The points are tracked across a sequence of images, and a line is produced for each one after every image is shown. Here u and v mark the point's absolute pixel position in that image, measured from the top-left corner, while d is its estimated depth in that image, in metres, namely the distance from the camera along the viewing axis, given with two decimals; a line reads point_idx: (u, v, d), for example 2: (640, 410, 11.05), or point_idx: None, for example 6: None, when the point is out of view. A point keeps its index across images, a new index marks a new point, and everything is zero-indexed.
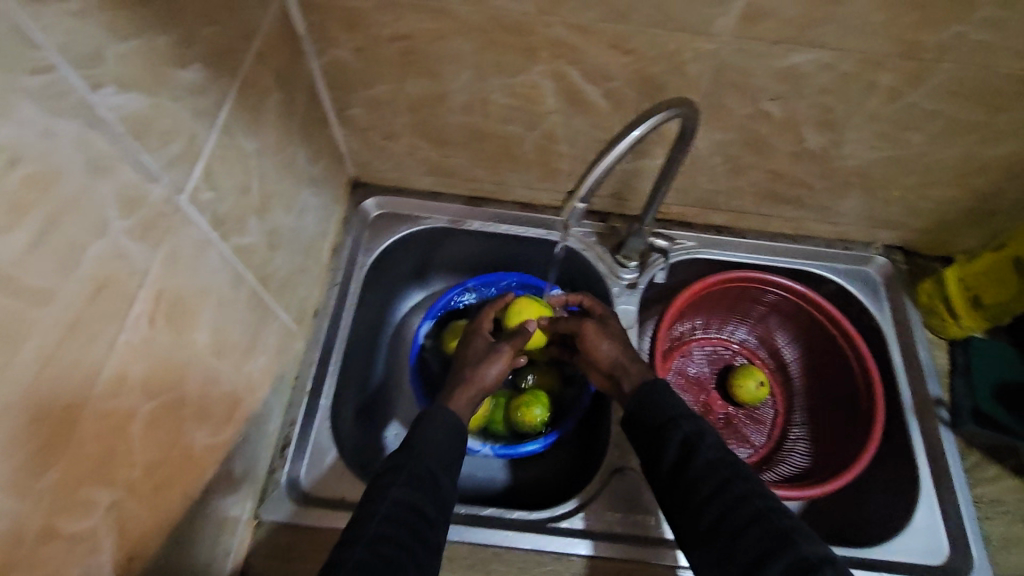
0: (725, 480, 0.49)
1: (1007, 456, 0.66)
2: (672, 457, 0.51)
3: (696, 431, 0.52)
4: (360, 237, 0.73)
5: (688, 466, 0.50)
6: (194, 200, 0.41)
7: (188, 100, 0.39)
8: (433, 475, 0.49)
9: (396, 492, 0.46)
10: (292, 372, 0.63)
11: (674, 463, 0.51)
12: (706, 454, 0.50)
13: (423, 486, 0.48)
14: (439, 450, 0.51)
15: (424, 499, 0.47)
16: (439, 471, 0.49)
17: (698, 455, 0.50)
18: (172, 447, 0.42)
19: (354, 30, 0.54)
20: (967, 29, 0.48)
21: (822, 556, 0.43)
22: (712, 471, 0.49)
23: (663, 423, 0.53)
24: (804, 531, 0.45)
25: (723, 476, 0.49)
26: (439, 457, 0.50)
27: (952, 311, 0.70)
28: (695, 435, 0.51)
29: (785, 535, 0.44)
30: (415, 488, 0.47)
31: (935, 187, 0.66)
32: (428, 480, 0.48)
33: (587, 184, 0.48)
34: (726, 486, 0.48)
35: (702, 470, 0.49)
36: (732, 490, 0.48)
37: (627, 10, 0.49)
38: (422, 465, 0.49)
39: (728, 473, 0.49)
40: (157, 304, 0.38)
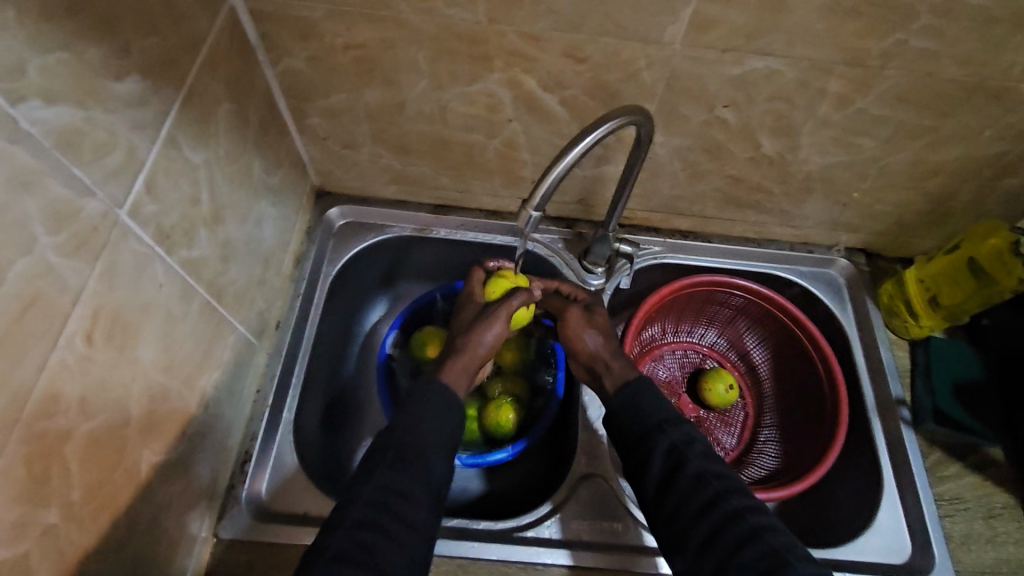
0: (715, 495, 0.49)
1: (967, 453, 0.67)
2: (660, 469, 0.51)
3: (682, 440, 0.52)
4: (324, 247, 0.72)
5: (676, 479, 0.50)
6: (136, 213, 0.41)
7: (125, 113, 0.38)
8: (424, 455, 0.49)
9: (385, 475, 0.47)
10: (252, 387, 0.62)
11: (663, 477, 0.51)
12: (696, 467, 0.50)
13: (411, 468, 0.48)
14: (435, 428, 0.50)
15: (411, 483, 0.47)
16: (432, 451, 0.49)
17: (687, 468, 0.50)
18: (115, 467, 0.41)
19: (307, 40, 0.54)
20: (908, 36, 0.49)
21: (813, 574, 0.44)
22: (701, 486, 0.49)
23: (649, 432, 0.53)
24: (796, 549, 0.46)
25: (713, 491, 0.49)
26: (434, 434, 0.50)
27: (911, 312, 0.71)
28: (681, 442, 0.52)
29: (778, 554, 0.45)
30: (404, 473, 0.47)
31: (890, 190, 0.67)
32: (419, 462, 0.48)
33: (540, 193, 0.47)
34: (717, 502, 0.48)
35: (690, 484, 0.50)
36: (723, 506, 0.48)
37: (578, 20, 0.49)
38: (415, 446, 0.49)
39: (718, 488, 0.49)
40: (95, 321, 0.37)
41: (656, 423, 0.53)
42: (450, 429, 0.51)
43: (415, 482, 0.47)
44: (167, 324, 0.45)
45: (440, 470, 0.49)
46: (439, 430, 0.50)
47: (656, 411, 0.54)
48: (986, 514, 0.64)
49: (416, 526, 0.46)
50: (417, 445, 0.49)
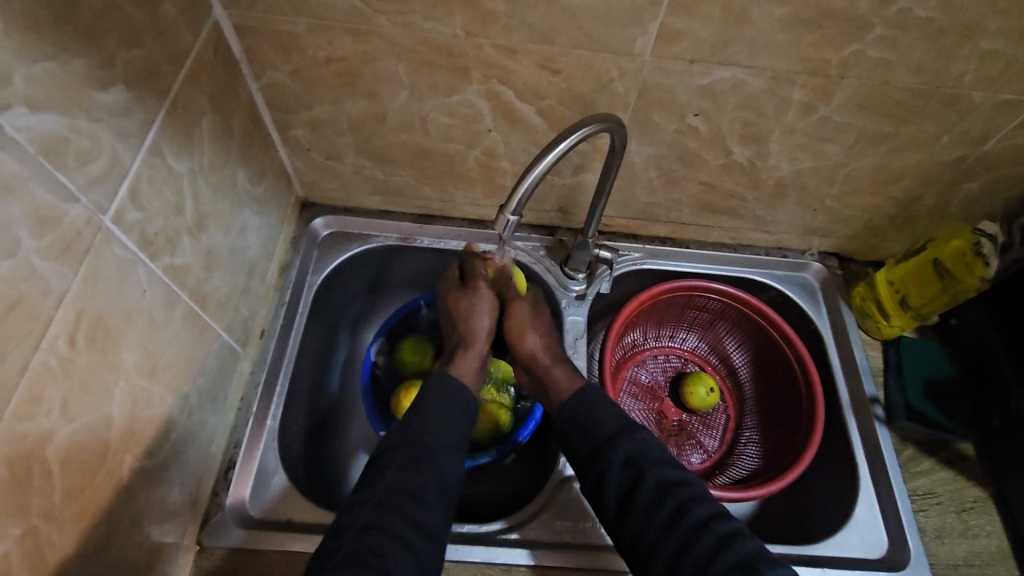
0: (678, 506, 0.49)
1: (938, 449, 0.69)
2: (620, 484, 0.52)
3: (637, 450, 0.53)
4: (309, 256, 0.73)
5: (638, 492, 0.51)
6: (119, 219, 0.41)
7: (109, 122, 0.40)
8: (438, 455, 0.50)
9: (394, 478, 0.48)
10: (236, 394, 0.63)
11: (624, 491, 0.52)
12: (656, 478, 0.51)
13: (423, 467, 0.49)
14: (448, 430, 0.53)
15: (420, 483, 0.48)
16: (443, 452, 0.51)
17: (648, 480, 0.51)
18: (96, 470, 0.42)
19: (289, 53, 0.55)
20: (864, 47, 0.51)
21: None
22: (664, 497, 0.50)
23: (601, 446, 0.54)
24: (765, 555, 0.47)
25: (675, 502, 0.50)
26: (447, 436, 0.52)
27: (883, 312, 0.73)
28: (638, 453, 0.53)
29: (748, 562, 0.46)
30: (417, 472, 0.49)
31: (858, 195, 0.70)
32: (433, 461, 0.50)
33: (516, 198, 0.48)
34: (682, 513, 0.49)
35: (653, 496, 0.50)
36: (689, 517, 0.49)
37: (550, 33, 0.52)
38: (428, 447, 0.50)
39: (681, 498, 0.50)
40: (78, 324, 0.38)
41: (610, 434, 0.54)
42: (459, 429, 0.53)
43: (427, 483, 0.49)
44: (149, 330, 0.46)
45: (452, 472, 0.51)
46: (448, 427, 0.53)
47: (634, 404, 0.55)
48: (959, 509, 0.65)
49: (426, 528, 0.47)
50: (431, 444, 0.51)
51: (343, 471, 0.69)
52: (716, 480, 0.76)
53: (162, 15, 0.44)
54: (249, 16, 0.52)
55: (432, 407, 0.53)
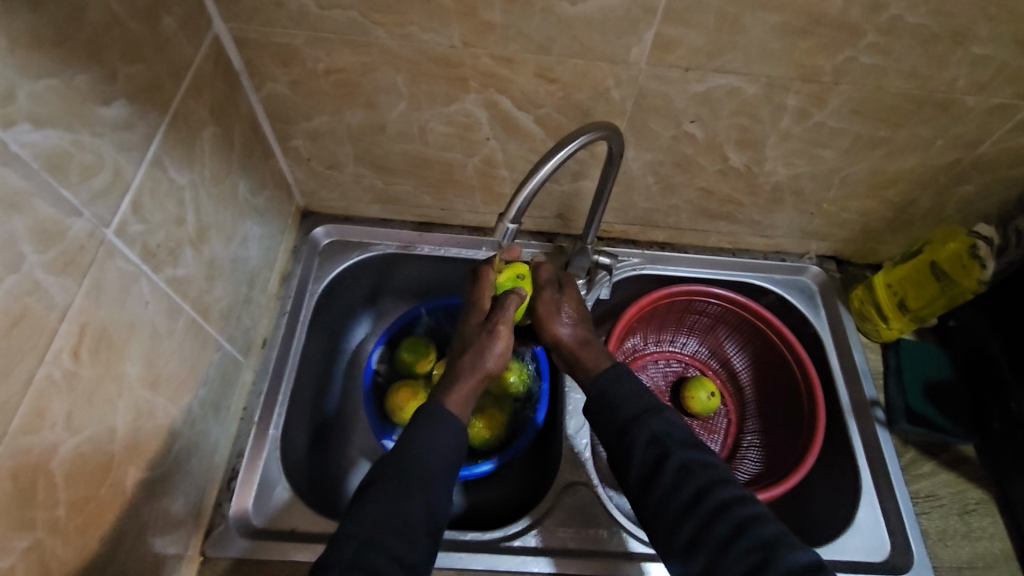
0: (701, 488, 0.49)
1: (940, 451, 0.69)
2: (644, 463, 0.51)
3: (662, 431, 0.52)
4: (310, 265, 0.74)
5: (660, 473, 0.50)
6: (123, 232, 0.42)
7: (112, 136, 0.40)
8: (428, 485, 0.48)
9: (382, 504, 0.46)
10: (239, 404, 0.63)
11: (647, 471, 0.51)
12: (679, 459, 0.50)
13: (411, 490, 0.47)
14: (441, 456, 0.50)
15: (410, 504, 0.47)
16: (433, 481, 0.49)
17: (671, 461, 0.50)
18: (100, 482, 0.42)
19: (288, 65, 0.56)
20: (857, 53, 0.52)
21: (805, 563, 0.44)
22: (687, 479, 0.50)
23: (624, 425, 0.54)
24: (787, 538, 0.46)
25: (698, 483, 0.49)
26: (438, 464, 0.50)
27: (882, 315, 0.74)
28: (662, 433, 0.52)
29: (768, 547, 0.45)
30: (402, 499, 0.47)
31: (855, 198, 0.70)
32: (422, 486, 0.48)
33: (515, 206, 0.48)
34: (705, 495, 0.49)
35: (675, 478, 0.50)
36: (711, 498, 0.48)
37: (547, 43, 0.52)
38: (418, 468, 0.49)
39: (704, 480, 0.49)
40: (82, 338, 0.38)
41: (635, 414, 0.54)
42: (452, 447, 0.51)
43: (416, 511, 0.47)
44: (152, 341, 0.46)
45: (441, 503, 0.49)
46: (441, 446, 0.51)
47: (635, 401, 0.55)
48: (961, 511, 0.65)
49: (413, 557, 0.45)
50: (421, 475, 0.48)
51: (345, 480, 0.69)
52: None
53: (162, 30, 0.44)
54: (248, 29, 0.52)
55: (422, 424, 0.52)
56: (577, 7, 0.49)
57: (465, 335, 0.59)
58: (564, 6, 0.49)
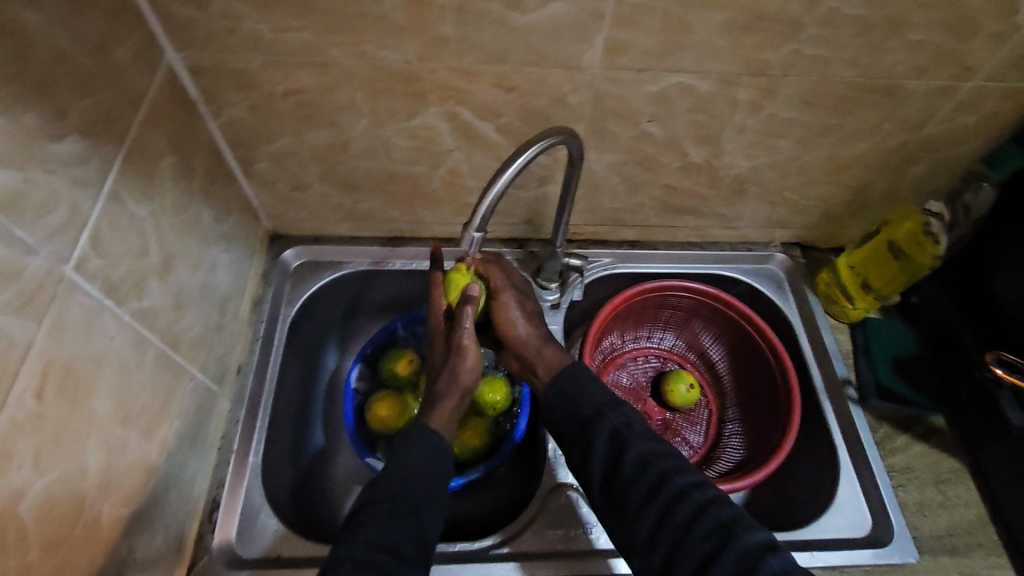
0: (660, 476, 0.50)
1: (912, 424, 0.71)
2: (605, 455, 0.52)
3: (623, 423, 0.53)
4: (281, 287, 0.73)
5: (621, 463, 0.51)
6: (83, 268, 0.41)
7: (66, 171, 0.40)
8: (415, 509, 0.49)
9: (374, 532, 0.46)
10: (216, 433, 0.62)
11: (609, 462, 0.52)
12: (638, 451, 0.51)
13: (404, 519, 0.48)
14: (431, 484, 0.50)
15: (403, 534, 0.47)
16: (420, 504, 0.49)
17: (630, 452, 0.51)
18: (73, 523, 0.41)
19: (246, 89, 0.56)
20: (801, 46, 0.54)
21: (760, 541, 0.46)
22: (647, 468, 0.51)
23: (589, 417, 0.54)
24: (742, 519, 0.48)
25: (657, 472, 0.50)
26: (425, 486, 0.50)
27: (847, 296, 0.76)
28: (622, 425, 0.53)
29: (725, 527, 0.47)
30: (397, 526, 0.47)
31: (814, 185, 0.72)
32: (413, 515, 0.48)
33: (479, 215, 0.49)
34: (663, 484, 0.50)
35: (635, 469, 0.51)
36: (669, 486, 0.50)
37: (502, 53, 0.53)
38: (411, 497, 0.49)
39: (662, 468, 0.51)
40: (46, 377, 0.38)
41: (597, 408, 0.54)
42: (443, 474, 0.52)
43: (408, 540, 0.47)
44: (121, 375, 0.46)
45: (431, 526, 0.49)
46: (433, 474, 0.51)
47: (599, 394, 0.56)
48: (936, 480, 0.67)
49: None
50: (409, 497, 0.49)
51: (333, 501, 0.69)
52: (703, 475, 0.77)
53: (114, 62, 0.44)
54: (203, 56, 0.52)
55: (414, 452, 0.52)
56: (528, 17, 0.50)
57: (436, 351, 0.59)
58: (515, 16, 0.50)
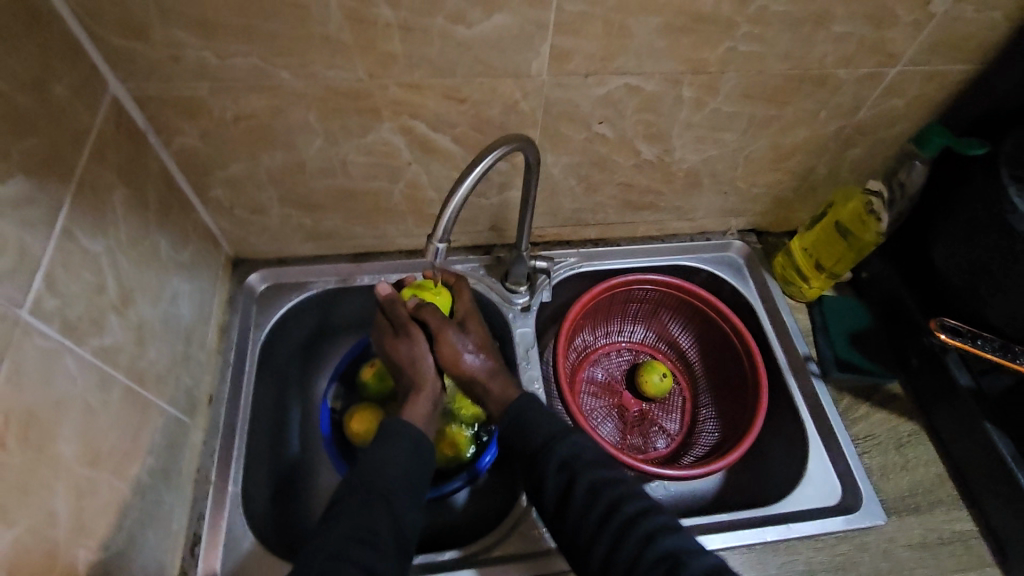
0: (609, 506, 0.52)
1: (872, 393, 0.74)
2: (556, 487, 0.54)
3: (571, 454, 0.55)
4: (248, 312, 0.73)
5: (571, 495, 0.53)
6: (38, 310, 0.40)
7: (13, 214, 0.39)
8: (391, 497, 0.52)
9: (349, 524, 0.49)
10: (192, 466, 0.61)
11: (560, 493, 0.54)
12: (588, 481, 0.53)
13: (375, 509, 0.50)
14: (401, 474, 0.53)
15: (378, 522, 0.50)
16: (396, 493, 0.52)
17: (580, 482, 0.53)
18: (47, 571, 0.40)
19: (195, 117, 0.55)
20: (736, 43, 0.56)
21: (707, 565, 0.48)
22: (597, 497, 0.53)
23: (539, 447, 0.56)
24: (689, 546, 0.50)
25: (607, 500, 0.52)
26: (400, 475, 0.53)
27: (803, 276, 0.79)
28: (571, 456, 0.55)
29: (673, 554, 0.49)
30: (370, 516, 0.50)
31: (762, 173, 0.75)
32: (387, 503, 0.51)
33: (441, 226, 0.50)
34: (613, 512, 0.52)
35: (586, 497, 0.53)
36: (619, 514, 0.51)
37: (451, 66, 0.54)
38: (383, 487, 0.52)
39: (611, 497, 0.52)
40: (7, 425, 0.37)
41: (545, 440, 0.56)
42: (415, 466, 0.55)
43: (383, 529, 0.50)
44: (86, 416, 0.45)
45: (405, 513, 0.52)
46: (403, 465, 0.54)
47: (546, 425, 0.57)
48: (897, 445, 0.71)
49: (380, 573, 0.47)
50: (384, 485, 0.52)
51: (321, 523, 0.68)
52: (681, 460, 0.79)
53: (55, 99, 0.43)
54: (148, 86, 0.52)
55: (386, 446, 0.55)
56: (474, 29, 0.51)
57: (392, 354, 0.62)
58: (461, 29, 0.51)
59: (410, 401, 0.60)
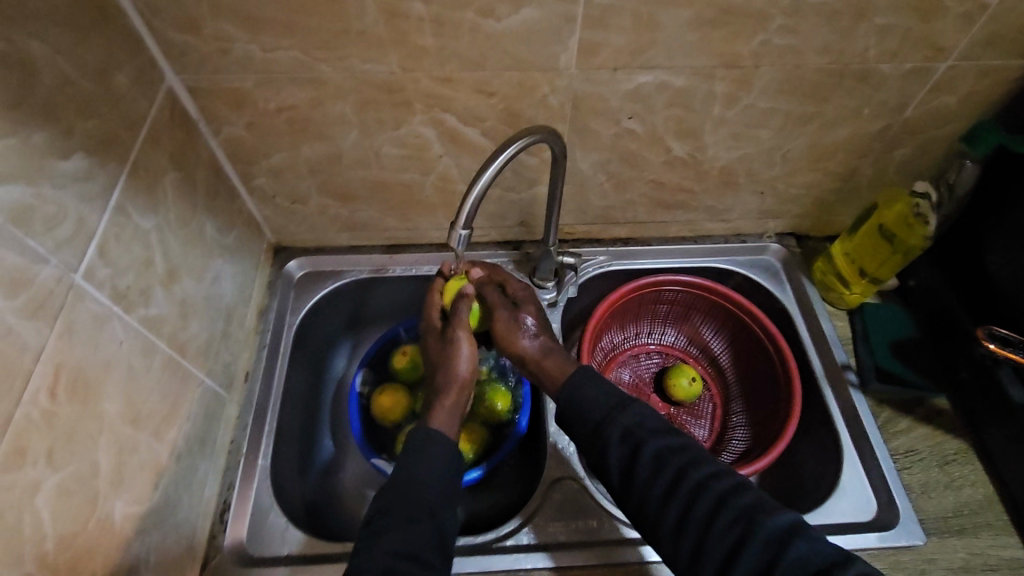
0: (677, 471, 0.51)
1: (914, 406, 0.70)
2: (622, 454, 0.53)
3: (634, 422, 0.54)
4: (286, 298, 0.76)
5: (638, 461, 0.52)
6: (91, 277, 0.44)
7: (74, 187, 0.43)
8: (434, 514, 0.50)
9: (397, 538, 0.47)
10: (225, 438, 0.64)
11: (626, 461, 0.53)
12: (653, 447, 0.52)
13: (420, 524, 0.49)
14: (438, 485, 0.52)
15: (422, 538, 0.48)
16: (440, 508, 0.51)
17: (645, 450, 0.52)
18: (87, 518, 0.43)
19: (242, 108, 0.59)
20: (769, 36, 0.55)
21: (784, 527, 0.46)
22: (663, 464, 0.51)
23: (602, 419, 0.55)
24: (764, 506, 0.48)
25: (674, 467, 0.51)
26: (443, 489, 0.52)
27: (843, 282, 0.76)
28: (633, 425, 0.54)
29: (750, 515, 0.47)
30: (414, 531, 0.48)
31: (800, 174, 0.73)
32: (429, 517, 0.50)
33: (464, 213, 0.51)
34: (680, 478, 0.50)
35: (652, 465, 0.51)
36: (688, 480, 0.50)
37: (480, 59, 0.55)
38: (425, 502, 0.50)
39: (679, 463, 0.51)
40: (58, 378, 0.40)
41: (606, 411, 0.55)
42: (449, 473, 0.53)
43: (428, 540, 0.48)
44: (129, 379, 0.48)
45: (448, 520, 0.51)
46: (439, 476, 0.52)
47: (603, 399, 0.56)
48: (941, 462, 0.67)
49: None
50: (428, 502, 0.50)
51: (343, 501, 0.71)
52: None
53: (116, 86, 0.48)
54: (200, 78, 0.56)
55: (416, 461, 0.53)
56: (502, 23, 0.53)
57: (431, 353, 0.63)
58: (489, 23, 0.52)
59: (438, 405, 0.59)
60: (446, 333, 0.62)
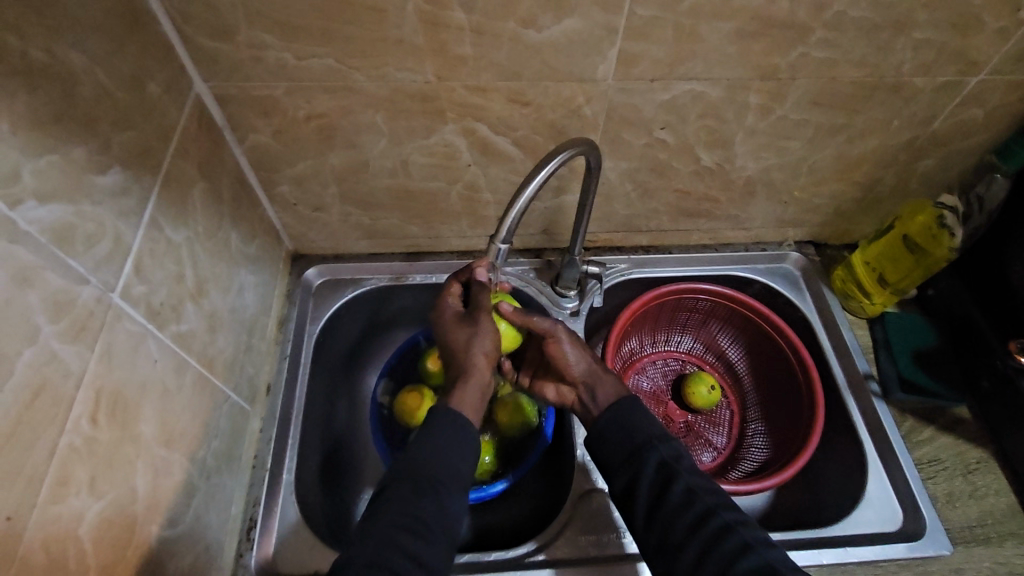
0: (705, 511, 0.50)
1: (936, 415, 0.71)
2: (651, 485, 0.52)
3: (672, 455, 0.53)
4: (305, 306, 0.74)
5: (668, 492, 0.51)
6: (127, 295, 0.43)
7: (111, 203, 0.41)
8: (440, 489, 0.49)
9: (392, 515, 0.47)
10: (250, 453, 0.63)
11: (654, 491, 0.52)
12: (685, 482, 0.51)
13: (428, 499, 0.48)
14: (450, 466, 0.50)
15: (430, 515, 0.48)
16: (446, 486, 0.50)
17: (676, 485, 0.51)
18: (126, 545, 0.42)
19: (269, 115, 0.57)
20: (809, 49, 0.55)
21: None
22: (693, 501, 0.50)
23: (635, 449, 0.54)
24: (788, 563, 0.46)
25: (702, 506, 0.50)
26: (453, 468, 0.51)
27: (863, 291, 0.77)
28: (671, 458, 0.53)
29: (775, 566, 0.46)
30: (418, 504, 0.48)
31: (825, 184, 0.73)
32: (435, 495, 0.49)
33: (506, 226, 0.50)
34: (709, 517, 0.49)
35: (681, 499, 0.50)
36: (714, 521, 0.49)
37: (518, 69, 0.54)
38: (433, 477, 0.49)
39: (708, 503, 0.50)
40: (98, 403, 0.39)
41: (643, 439, 0.54)
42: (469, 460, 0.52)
43: (431, 515, 0.48)
44: (164, 399, 0.47)
45: (455, 506, 0.50)
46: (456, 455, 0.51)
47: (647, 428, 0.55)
48: (964, 471, 0.67)
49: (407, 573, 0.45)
50: (432, 475, 0.49)
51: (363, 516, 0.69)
52: (728, 475, 0.77)
53: (148, 95, 0.46)
54: (228, 85, 0.54)
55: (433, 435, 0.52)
56: (543, 33, 0.52)
57: (447, 336, 0.57)
58: (530, 33, 0.52)
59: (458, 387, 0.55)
60: (468, 314, 0.58)
